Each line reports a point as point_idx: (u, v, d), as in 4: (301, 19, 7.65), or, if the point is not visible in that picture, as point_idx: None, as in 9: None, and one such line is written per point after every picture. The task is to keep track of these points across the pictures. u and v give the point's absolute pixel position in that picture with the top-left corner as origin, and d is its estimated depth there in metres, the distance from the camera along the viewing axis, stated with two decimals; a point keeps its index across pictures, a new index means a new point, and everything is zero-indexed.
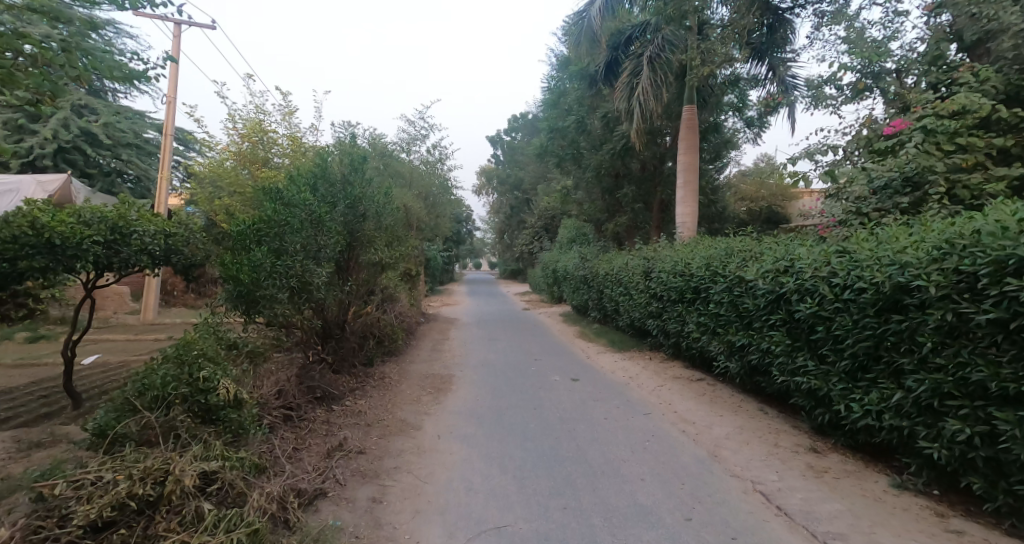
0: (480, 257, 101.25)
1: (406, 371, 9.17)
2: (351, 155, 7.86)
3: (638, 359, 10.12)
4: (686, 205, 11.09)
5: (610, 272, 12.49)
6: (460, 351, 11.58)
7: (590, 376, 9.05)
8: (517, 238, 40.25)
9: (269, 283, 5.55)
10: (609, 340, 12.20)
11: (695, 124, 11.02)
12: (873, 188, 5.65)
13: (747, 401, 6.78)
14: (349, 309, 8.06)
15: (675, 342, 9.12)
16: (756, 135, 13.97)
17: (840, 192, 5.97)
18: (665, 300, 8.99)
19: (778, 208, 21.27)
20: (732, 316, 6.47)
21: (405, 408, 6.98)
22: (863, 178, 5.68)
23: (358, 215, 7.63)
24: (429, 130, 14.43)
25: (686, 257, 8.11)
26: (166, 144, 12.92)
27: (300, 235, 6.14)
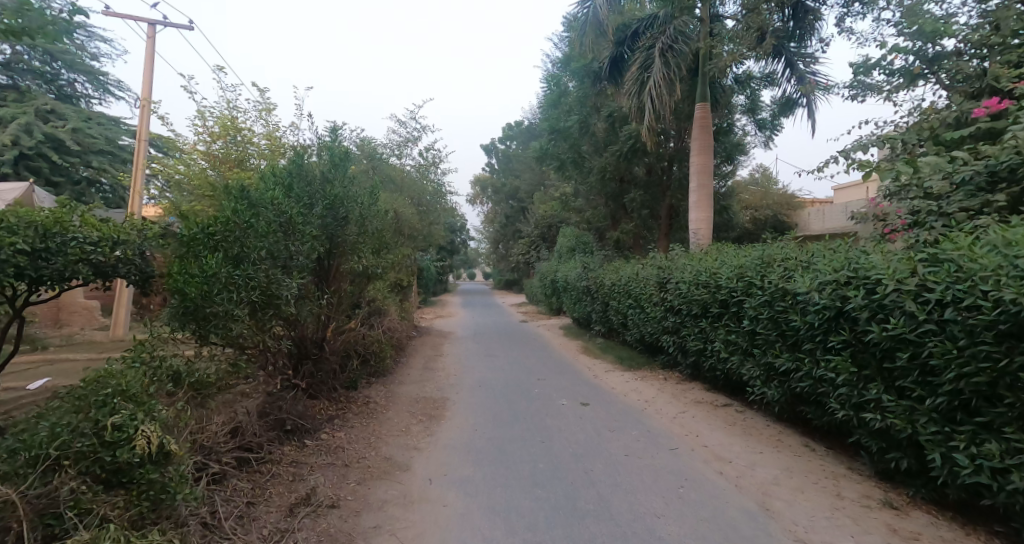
0: (475, 268, 100.34)
1: (395, 395, 8.16)
2: (330, 151, 6.92)
3: (652, 380, 9.15)
4: (700, 211, 10.23)
5: (616, 282, 11.59)
6: (455, 369, 10.59)
7: (601, 399, 8.09)
8: (513, 248, 39.42)
9: (224, 297, 4.58)
10: (617, 358, 11.26)
11: (708, 123, 10.18)
12: (954, 183, 4.88)
13: (787, 434, 5.82)
14: (328, 326, 7.08)
15: (695, 361, 8.17)
16: (768, 138, 13.18)
17: (918, 185, 5.15)
18: (683, 314, 8.07)
19: (785, 217, 20.49)
20: (773, 335, 5.54)
21: (392, 441, 5.98)
22: (941, 171, 4.93)
23: (339, 219, 6.67)
24: (421, 132, 13.56)
25: (710, 266, 7.21)
26: (140, 151, 11.64)
27: (265, 241, 5.18)
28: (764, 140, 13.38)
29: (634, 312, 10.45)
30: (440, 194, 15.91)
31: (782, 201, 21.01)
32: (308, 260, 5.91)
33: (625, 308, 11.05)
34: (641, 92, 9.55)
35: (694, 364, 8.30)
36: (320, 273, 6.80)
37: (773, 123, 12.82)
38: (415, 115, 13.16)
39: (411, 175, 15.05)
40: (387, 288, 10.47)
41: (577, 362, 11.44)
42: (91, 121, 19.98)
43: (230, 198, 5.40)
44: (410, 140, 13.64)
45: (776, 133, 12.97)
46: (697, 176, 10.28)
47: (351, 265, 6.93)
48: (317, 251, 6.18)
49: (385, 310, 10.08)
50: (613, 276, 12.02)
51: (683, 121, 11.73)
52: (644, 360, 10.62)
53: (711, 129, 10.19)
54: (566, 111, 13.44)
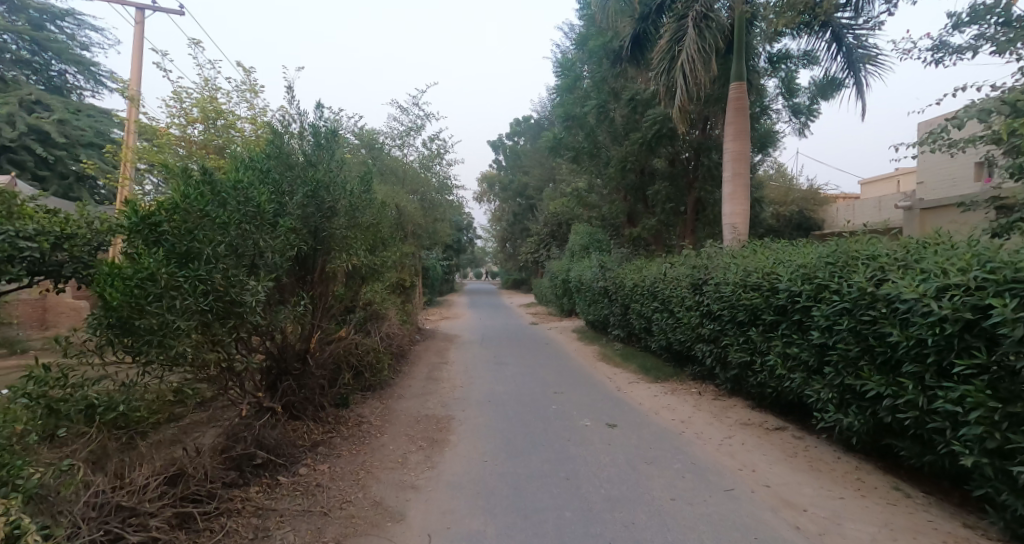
0: (482, 267, 99.44)
1: (392, 412, 7.15)
2: (317, 130, 5.90)
3: (683, 395, 8.08)
4: (736, 204, 9.12)
5: (640, 283, 10.50)
6: (461, 379, 9.56)
7: (627, 419, 7.05)
8: (521, 246, 38.32)
9: (162, 305, 3.61)
10: (639, 367, 10.18)
11: (744, 105, 9.07)
12: None
13: (869, 473, 4.72)
14: (314, 336, 6.07)
15: (737, 375, 7.08)
16: (804, 126, 12.01)
17: None
18: (725, 321, 6.98)
19: (809, 213, 19.29)
20: (855, 352, 4.41)
21: (384, 477, 4.96)
22: None
23: (323, 209, 5.61)
24: (423, 119, 12.53)
25: (763, 265, 6.10)
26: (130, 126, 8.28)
27: (225, 233, 4.14)
28: (798, 128, 12.22)
29: (661, 317, 9.37)
30: (444, 189, 14.85)
31: (806, 196, 19.84)
32: (285, 257, 4.88)
33: (650, 311, 9.99)
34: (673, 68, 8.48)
35: (735, 378, 7.21)
36: (301, 273, 5.77)
37: (810, 109, 11.64)
38: (416, 101, 12.13)
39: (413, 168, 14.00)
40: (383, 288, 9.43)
41: (596, 371, 10.38)
42: (81, 114, 19.09)
43: (184, 180, 4.36)
44: (412, 129, 12.62)
45: (813, 120, 11.80)
46: (731, 164, 9.17)
47: (341, 263, 5.79)
48: (295, 247, 5.14)
49: (384, 312, 9.06)
50: (635, 276, 10.95)
51: (712, 106, 10.62)
52: (673, 369, 9.56)
53: (747, 112, 9.08)
54: (581, 97, 12.35)
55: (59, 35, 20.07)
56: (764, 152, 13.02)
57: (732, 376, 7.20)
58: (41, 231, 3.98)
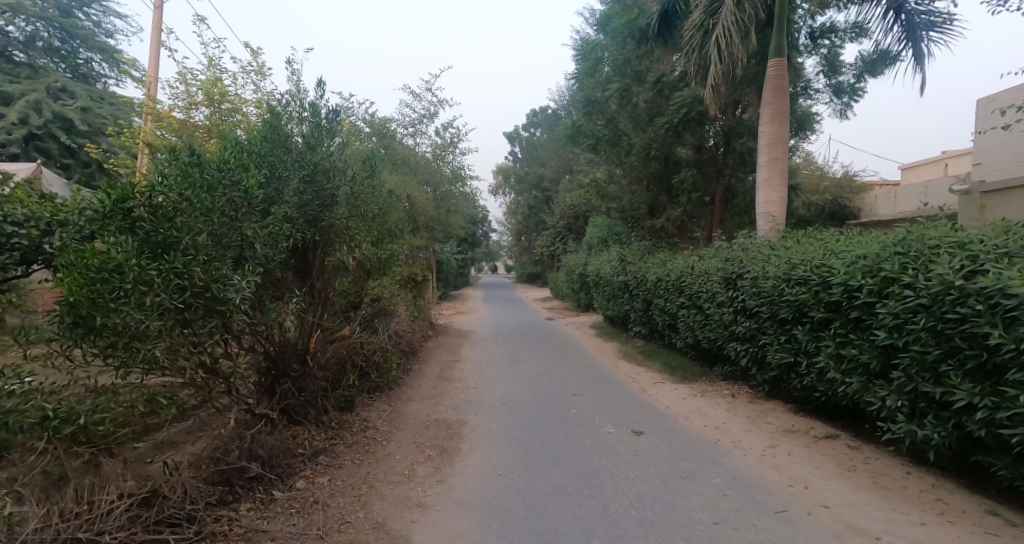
0: (496, 262, 98.98)
1: (401, 417, 6.65)
2: (316, 108, 5.34)
3: (715, 397, 7.47)
4: (773, 191, 8.44)
5: (665, 276, 9.86)
6: (474, 380, 9.06)
7: (655, 425, 6.46)
8: (537, 240, 37.64)
9: (128, 303, 3.04)
10: (665, 366, 9.58)
11: (783, 83, 8.36)
12: None
13: (945, 495, 4.09)
14: (312, 336, 5.58)
15: (777, 377, 6.46)
16: (845, 107, 11.20)
17: None
18: (763, 319, 6.33)
19: (843, 202, 18.33)
20: (937, 355, 3.81)
21: (389, 493, 4.44)
22: None
23: (323, 196, 5.09)
24: (437, 105, 11.97)
25: (811, 256, 5.45)
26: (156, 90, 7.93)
27: (210, 221, 3.62)
28: (838, 109, 11.41)
29: (689, 313, 8.76)
30: (459, 180, 14.32)
31: (840, 184, 18.86)
32: (279, 249, 4.39)
33: (676, 307, 9.38)
34: (707, 43, 7.81)
35: (774, 381, 6.60)
36: (298, 266, 5.30)
37: (853, 88, 10.83)
38: (430, 86, 11.59)
39: (427, 157, 13.48)
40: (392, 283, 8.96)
41: (618, 370, 9.80)
42: (103, 100, 18.65)
43: (165, 161, 3.89)
44: (425, 115, 12.09)
45: (856, 100, 11.00)
46: (768, 148, 8.47)
47: (343, 256, 5.31)
48: (289, 237, 4.65)
49: (391, 310, 8.61)
50: (659, 270, 10.33)
51: (744, 87, 9.92)
52: (702, 369, 8.94)
53: (786, 91, 8.37)
54: (602, 80, 11.70)
55: (86, 20, 19.81)
56: (802, 134, 12.15)
57: (770, 378, 6.58)
58: (32, 217, 3.62)
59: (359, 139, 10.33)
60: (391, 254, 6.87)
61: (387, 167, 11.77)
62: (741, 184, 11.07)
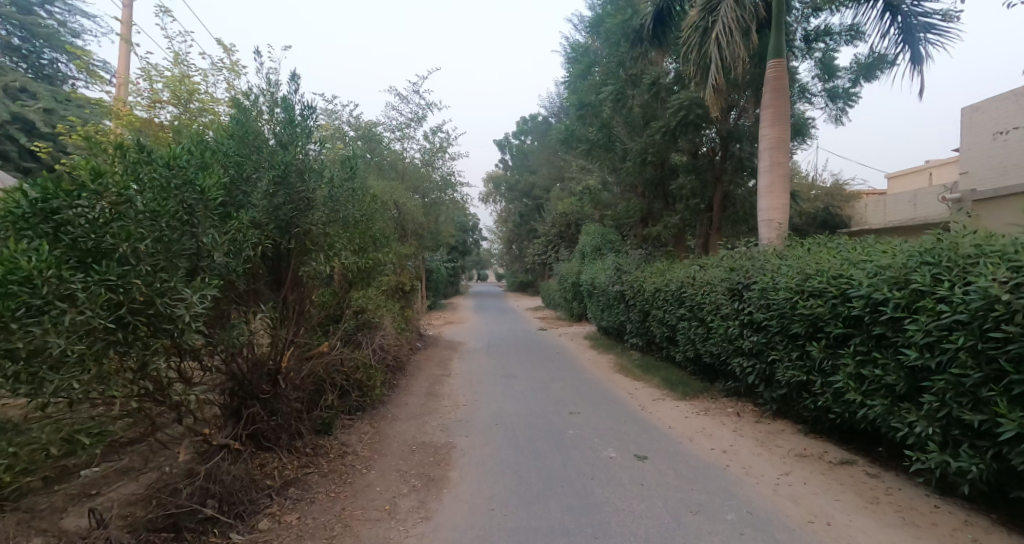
0: (487, 270, 98.44)
1: (383, 441, 6.10)
2: (287, 103, 4.84)
3: (719, 416, 7.02)
4: (775, 198, 8.05)
5: (664, 287, 9.44)
6: (464, 397, 8.53)
7: (658, 449, 5.99)
8: (527, 248, 37.22)
9: (43, 322, 2.50)
10: (664, 382, 9.12)
11: (783, 85, 8.02)
12: None
13: (987, 535, 3.64)
14: (283, 355, 5.04)
15: (786, 396, 6.02)
16: (840, 112, 10.86)
17: None
18: (773, 333, 5.89)
19: (836, 210, 18.13)
20: (978, 378, 3.38)
21: (363, 535, 3.90)
22: None
23: (294, 201, 4.57)
24: (424, 108, 11.52)
25: (826, 266, 5.04)
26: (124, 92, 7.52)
27: (154, 226, 3.14)
28: (833, 114, 11.08)
29: (690, 326, 8.32)
30: (448, 187, 13.83)
31: (832, 192, 18.68)
32: (240, 258, 3.89)
33: (676, 319, 8.95)
34: (706, 42, 7.46)
35: (783, 400, 6.15)
36: (266, 276, 4.79)
37: (848, 93, 10.51)
38: (417, 88, 11.15)
39: (414, 163, 13.01)
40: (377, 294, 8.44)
41: (615, 385, 9.33)
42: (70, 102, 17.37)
43: (107, 157, 3.39)
44: (412, 119, 11.63)
45: (851, 105, 10.67)
46: (768, 153, 8.10)
47: (316, 267, 4.80)
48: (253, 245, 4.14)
49: (377, 321, 8.12)
50: (657, 279, 9.91)
51: (741, 91, 9.60)
52: (703, 385, 8.49)
53: (787, 93, 8.03)
54: (596, 84, 11.34)
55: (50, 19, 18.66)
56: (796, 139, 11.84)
57: (779, 397, 6.14)
58: None
59: (340, 143, 9.84)
60: (374, 264, 6.36)
61: (371, 173, 11.27)
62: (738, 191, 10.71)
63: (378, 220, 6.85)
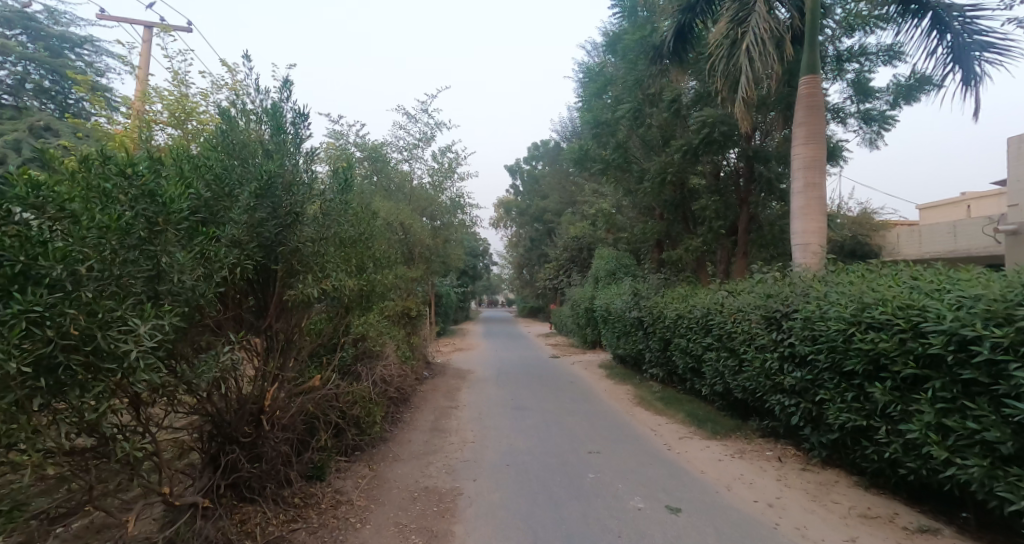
0: (496, 295, 97.78)
1: (381, 487, 5.43)
2: (274, 112, 4.37)
3: (756, 460, 6.30)
4: (810, 221, 7.43)
5: (688, 314, 8.80)
6: (473, 432, 7.85)
7: (693, 499, 5.25)
8: (538, 274, 36.64)
9: None
10: (691, 418, 8.40)
11: (817, 101, 7.46)
12: None
13: None
14: (266, 392, 4.43)
15: (838, 442, 5.31)
16: (876, 136, 10.33)
17: None
18: (823, 369, 5.21)
19: (862, 239, 17.43)
20: None
21: None
22: None
23: (275, 219, 4.04)
24: (434, 128, 11.17)
25: (888, 295, 4.40)
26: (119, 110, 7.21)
27: (96, 242, 2.59)
28: (868, 138, 10.54)
29: (718, 358, 7.67)
30: (457, 209, 13.42)
31: (857, 220, 18.02)
32: (210, 282, 3.36)
33: (702, 349, 8.30)
34: (736, 53, 7.01)
35: (834, 446, 5.43)
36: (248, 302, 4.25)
37: (884, 115, 9.95)
38: (426, 108, 10.84)
39: (423, 186, 12.63)
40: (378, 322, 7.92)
41: (637, 422, 8.60)
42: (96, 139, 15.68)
43: (55, 169, 2.90)
44: (421, 140, 11.29)
45: (887, 128, 10.14)
46: (801, 172, 7.49)
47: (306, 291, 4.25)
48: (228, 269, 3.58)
49: (379, 349, 7.57)
50: (679, 306, 9.30)
51: (766, 109, 9.14)
52: (734, 424, 7.77)
53: (821, 109, 7.48)
54: (610, 103, 10.96)
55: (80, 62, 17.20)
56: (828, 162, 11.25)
57: (829, 441, 5.43)
58: None
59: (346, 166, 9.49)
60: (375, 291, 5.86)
61: (379, 196, 10.86)
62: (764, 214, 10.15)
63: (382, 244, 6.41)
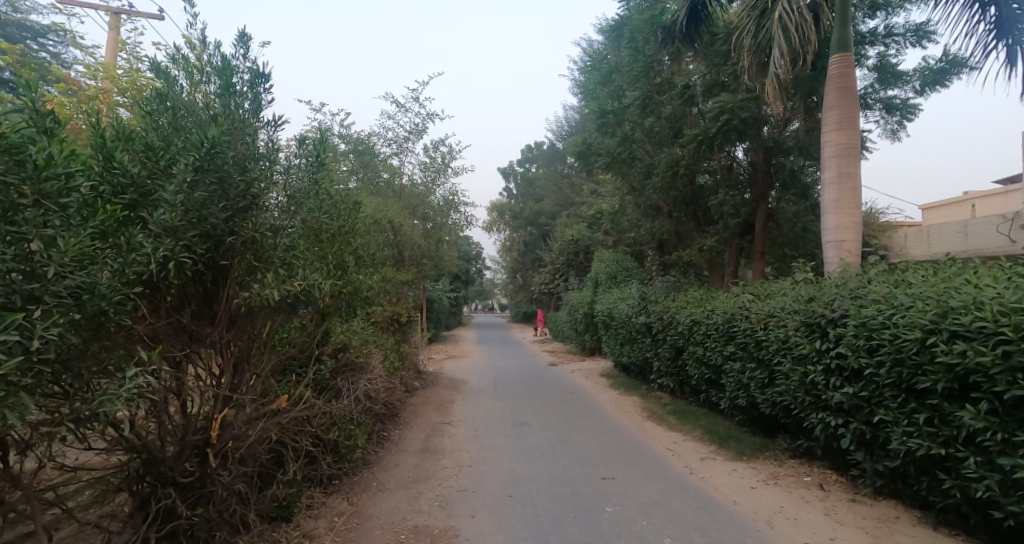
0: (488, 300, 96.90)
1: (360, 529, 4.53)
2: (227, 70, 3.49)
3: (794, 487, 5.50)
4: (845, 216, 6.67)
5: (705, 319, 8.02)
6: (470, 453, 6.97)
7: (731, 539, 4.40)
8: (532, 278, 35.84)
9: None
10: (711, 435, 7.60)
11: (850, 82, 6.68)
12: None
13: None
14: (212, 419, 3.53)
15: (899, 470, 4.52)
16: (898, 126, 9.69)
17: None
18: (884, 384, 4.40)
19: (870, 241, 16.81)
20: None
21: None
22: None
23: (224, 199, 3.16)
24: (426, 119, 10.31)
25: (978, 297, 3.62)
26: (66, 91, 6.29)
27: None
28: (890, 128, 9.93)
29: (742, 368, 6.88)
30: (450, 208, 12.56)
31: (864, 222, 17.44)
32: (118, 280, 2.48)
33: (723, 358, 7.52)
34: (765, 25, 6.31)
35: (893, 474, 4.64)
36: (187, 303, 3.36)
37: (908, 104, 9.27)
38: (418, 97, 10.03)
39: (413, 183, 11.76)
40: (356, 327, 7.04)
41: (650, 439, 7.77)
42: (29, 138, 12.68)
43: None
44: (411, 131, 10.47)
45: (909, 119, 9.47)
46: (833, 162, 6.72)
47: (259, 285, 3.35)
48: (144, 263, 2.71)
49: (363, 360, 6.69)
50: (694, 311, 8.56)
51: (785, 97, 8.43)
52: (759, 443, 6.98)
53: (854, 92, 6.72)
54: (615, 92, 10.20)
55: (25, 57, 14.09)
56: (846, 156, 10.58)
57: (887, 469, 4.64)
58: None
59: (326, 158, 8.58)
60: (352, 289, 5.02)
61: (365, 192, 9.99)
62: (782, 211, 9.35)
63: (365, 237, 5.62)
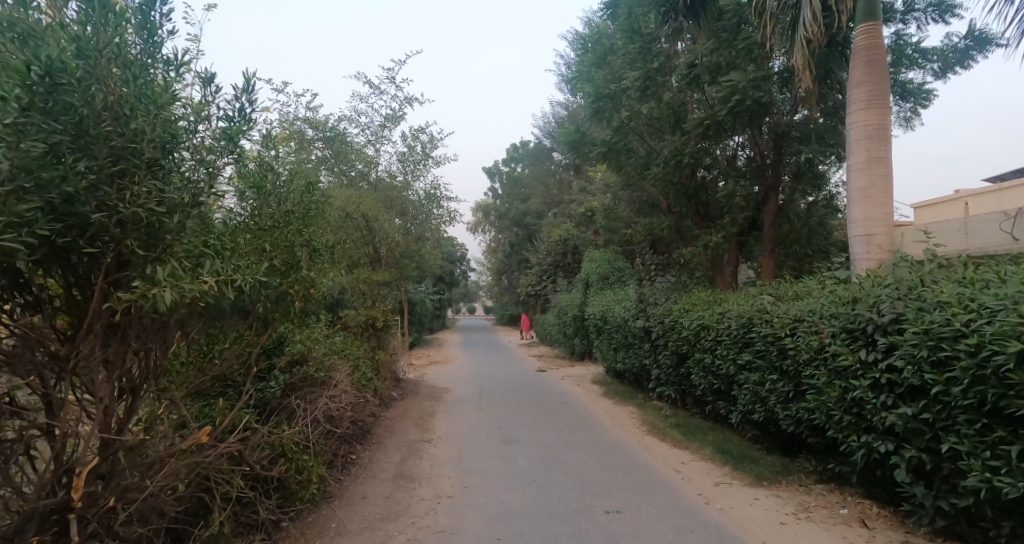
0: (473, 302, 95.83)
1: None
2: None
3: (831, 523, 4.62)
4: (876, 206, 5.85)
5: (715, 324, 7.18)
6: (448, 483, 5.95)
7: None
8: (518, 279, 34.90)
9: None
10: (722, 454, 6.75)
11: (880, 55, 5.89)
12: None
13: None
14: (75, 469, 2.48)
15: (970, 510, 3.67)
16: (912, 113, 9.12)
17: None
18: (960, 406, 3.53)
19: None
20: None
21: None
22: None
23: (81, 158, 2.12)
24: (403, 103, 9.32)
25: None
26: None
27: None
28: (903, 116, 9.37)
29: (759, 380, 6.06)
30: (432, 203, 11.60)
31: None
32: None
33: (736, 367, 6.70)
34: None
35: (959, 515, 3.78)
36: (40, 308, 2.37)
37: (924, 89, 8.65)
38: (394, 78, 9.09)
39: (390, 175, 10.74)
40: (316, 335, 6.04)
41: (653, 460, 6.86)
42: None
43: None
44: (388, 117, 9.52)
45: (924, 105, 8.86)
46: (861, 145, 5.91)
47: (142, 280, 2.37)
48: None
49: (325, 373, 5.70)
50: (701, 314, 7.75)
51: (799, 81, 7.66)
52: (779, 465, 6.14)
53: (884, 66, 5.92)
54: (610, 76, 9.38)
55: None
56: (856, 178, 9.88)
57: (952, 508, 3.77)
58: None
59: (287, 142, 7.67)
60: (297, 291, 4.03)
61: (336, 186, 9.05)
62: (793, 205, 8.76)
63: (322, 227, 4.66)
